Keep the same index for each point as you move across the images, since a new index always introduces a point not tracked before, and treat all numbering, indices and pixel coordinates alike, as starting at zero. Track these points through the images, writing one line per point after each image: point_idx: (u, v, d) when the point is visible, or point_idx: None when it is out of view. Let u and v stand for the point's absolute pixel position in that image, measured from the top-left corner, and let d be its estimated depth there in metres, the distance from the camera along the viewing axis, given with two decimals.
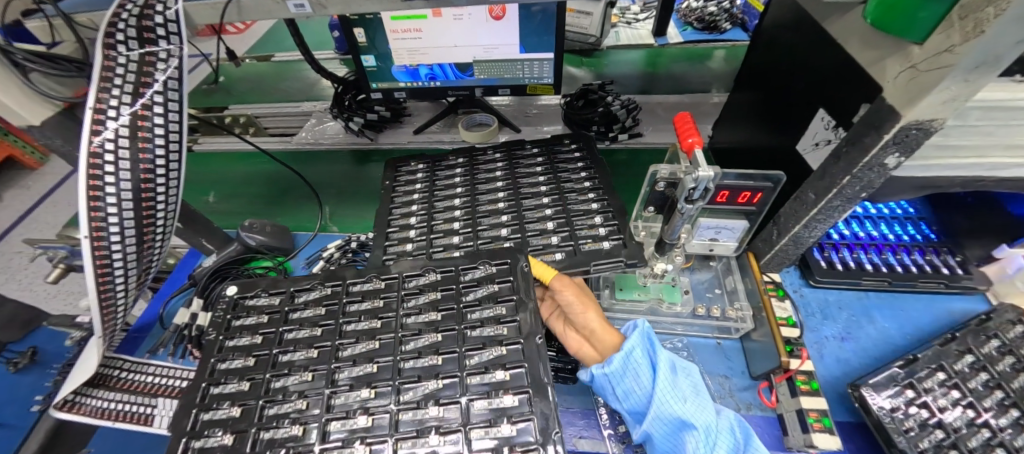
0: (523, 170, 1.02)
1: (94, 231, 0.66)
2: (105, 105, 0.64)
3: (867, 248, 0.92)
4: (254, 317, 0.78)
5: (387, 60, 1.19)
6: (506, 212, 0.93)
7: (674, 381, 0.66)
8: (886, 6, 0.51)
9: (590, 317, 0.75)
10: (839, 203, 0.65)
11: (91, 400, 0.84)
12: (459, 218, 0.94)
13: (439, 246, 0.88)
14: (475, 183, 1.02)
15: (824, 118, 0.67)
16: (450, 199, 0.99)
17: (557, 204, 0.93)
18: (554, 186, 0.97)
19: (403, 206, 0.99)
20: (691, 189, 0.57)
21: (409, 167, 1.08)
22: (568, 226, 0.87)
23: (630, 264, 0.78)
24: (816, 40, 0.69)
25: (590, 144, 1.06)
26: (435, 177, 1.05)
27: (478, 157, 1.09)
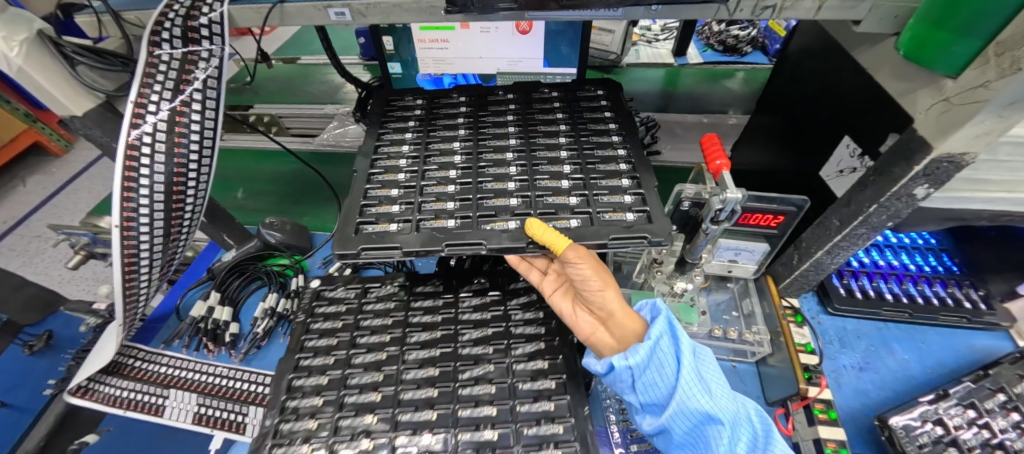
0: (540, 117, 0.89)
1: (125, 220, 0.68)
2: (146, 100, 0.66)
3: (886, 277, 0.91)
4: (331, 320, 0.81)
5: (413, 68, 1.22)
6: (516, 166, 0.80)
7: (702, 374, 0.59)
8: (921, 39, 0.51)
9: (608, 297, 0.66)
10: (864, 231, 0.64)
11: (105, 387, 0.85)
12: (459, 161, 0.82)
13: (430, 202, 0.73)
14: (479, 125, 0.89)
15: (849, 146, 0.68)
16: (447, 140, 0.85)
17: (577, 166, 0.79)
18: (575, 141, 0.83)
19: (391, 145, 0.84)
20: (717, 210, 0.57)
21: (404, 103, 0.94)
22: (587, 205, 0.72)
23: (654, 243, 0.65)
24: (841, 67, 0.70)
25: (617, 90, 0.94)
26: (432, 119, 0.90)
27: (487, 98, 0.94)
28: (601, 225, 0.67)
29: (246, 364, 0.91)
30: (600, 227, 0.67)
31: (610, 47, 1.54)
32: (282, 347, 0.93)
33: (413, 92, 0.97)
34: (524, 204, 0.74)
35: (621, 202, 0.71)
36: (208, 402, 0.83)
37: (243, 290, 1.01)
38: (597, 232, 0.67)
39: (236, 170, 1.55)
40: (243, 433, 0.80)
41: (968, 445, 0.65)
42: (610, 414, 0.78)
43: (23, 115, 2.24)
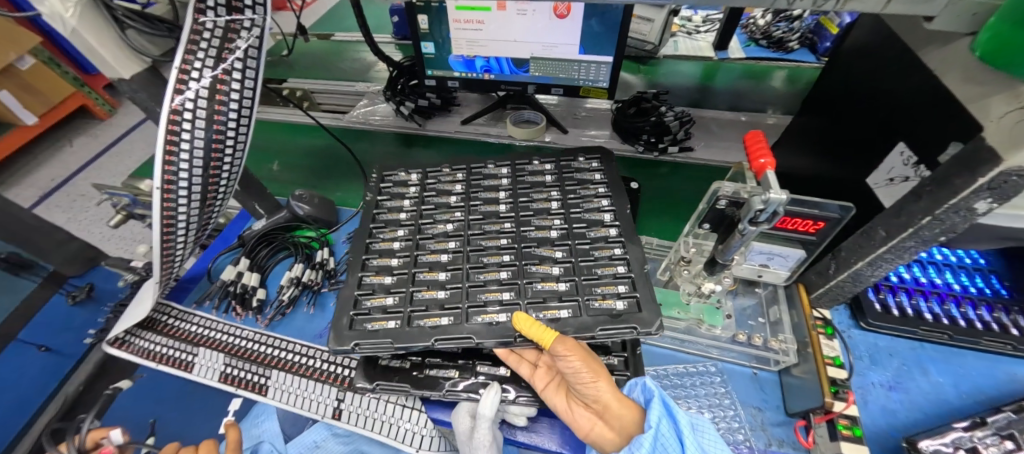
0: (529, 181, 0.95)
1: (165, 183, 0.71)
2: (189, 67, 0.67)
3: (927, 296, 0.86)
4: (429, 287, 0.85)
5: (446, 50, 1.21)
6: (506, 234, 0.86)
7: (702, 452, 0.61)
8: (1002, 40, 0.48)
9: (600, 388, 0.66)
10: (912, 244, 0.61)
11: (140, 340, 0.90)
12: (452, 233, 0.87)
13: (422, 284, 0.79)
14: (471, 195, 0.94)
15: (903, 152, 0.63)
16: (445, 212, 0.91)
17: (567, 246, 0.82)
18: (565, 207, 0.89)
19: (389, 214, 0.92)
20: (758, 211, 0.54)
21: (399, 179, 0.99)
22: (575, 293, 0.75)
23: (642, 332, 0.69)
24: (903, 69, 0.65)
25: (609, 159, 0.98)
26: (424, 197, 0.94)
27: (476, 168, 0.99)
28: (592, 314, 0.71)
29: (271, 329, 0.93)
30: (588, 318, 0.71)
31: (649, 37, 1.48)
32: (305, 317, 0.95)
33: (405, 165, 1.03)
34: (515, 282, 0.78)
35: (612, 291, 0.74)
36: (234, 363, 0.86)
37: (271, 259, 1.04)
38: (587, 321, 0.71)
39: (267, 142, 1.58)
40: (265, 394, 0.83)
41: None
42: None
43: (72, 79, 2.35)
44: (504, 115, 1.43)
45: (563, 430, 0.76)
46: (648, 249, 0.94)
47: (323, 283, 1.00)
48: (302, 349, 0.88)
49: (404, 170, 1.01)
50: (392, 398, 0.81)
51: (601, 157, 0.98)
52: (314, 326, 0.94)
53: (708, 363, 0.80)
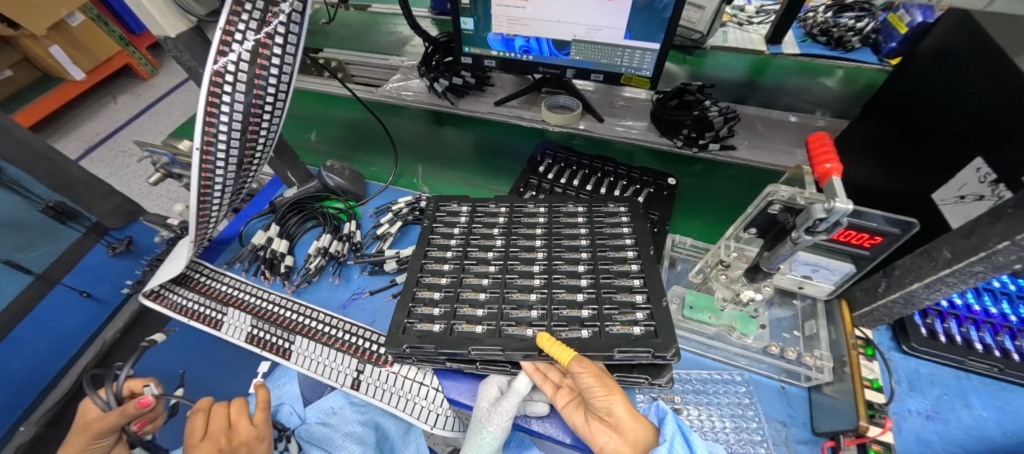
0: (564, 222, 0.91)
1: (205, 145, 0.71)
2: (233, 28, 0.66)
3: (980, 325, 0.80)
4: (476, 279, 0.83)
5: (485, 26, 1.17)
6: (540, 263, 0.84)
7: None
8: None
9: (614, 402, 0.64)
10: (979, 269, 0.56)
11: (174, 295, 0.94)
12: (493, 268, 0.85)
13: (465, 301, 0.79)
14: (512, 231, 0.91)
15: (980, 169, 0.58)
16: (487, 246, 0.89)
17: (590, 265, 0.83)
18: (592, 243, 0.87)
19: (442, 239, 0.91)
20: (817, 220, 0.50)
21: (452, 209, 0.97)
22: (598, 318, 0.74)
23: (658, 355, 0.68)
24: (993, 77, 0.60)
25: (637, 202, 0.94)
26: (472, 233, 0.92)
27: (517, 207, 0.96)
28: (612, 336, 0.70)
29: (296, 295, 0.94)
30: (608, 338, 0.70)
31: (697, 26, 1.34)
32: (330, 286, 0.96)
33: (460, 197, 1.00)
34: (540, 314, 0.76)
35: (630, 320, 0.73)
36: (260, 326, 0.88)
37: (300, 227, 1.05)
38: (603, 343, 0.70)
39: (304, 112, 1.62)
40: (288, 358, 0.85)
41: None
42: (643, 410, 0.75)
43: (118, 38, 2.41)
44: (539, 99, 1.39)
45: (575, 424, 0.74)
46: (681, 248, 0.91)
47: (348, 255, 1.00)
48: (326, 319, 0.89)
49: (457, 202, 0.99)
50: (410, 374, 0.81)
51: (626, 203, 0.94)
52: (337, 297, 0.94)
53: (734, 372, 0.77)
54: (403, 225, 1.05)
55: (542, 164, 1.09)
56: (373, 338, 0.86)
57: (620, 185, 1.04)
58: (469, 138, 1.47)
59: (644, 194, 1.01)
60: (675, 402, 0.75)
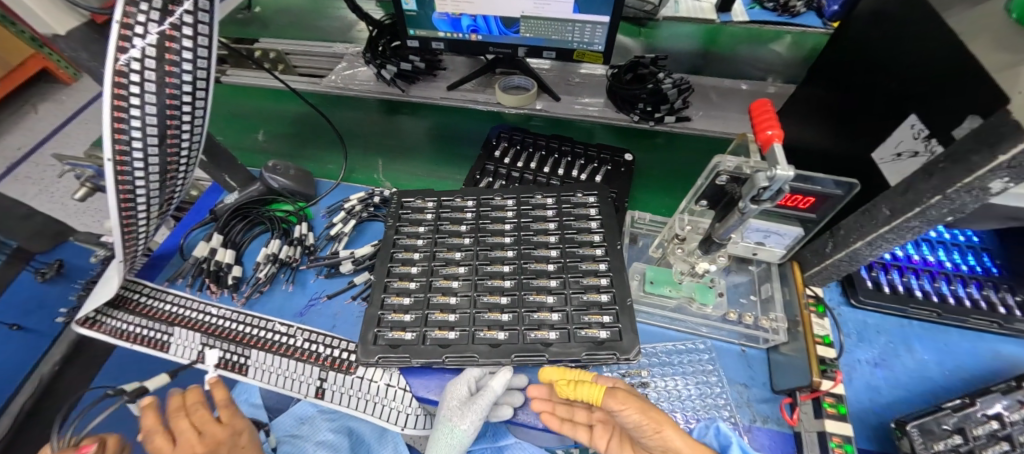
0: (532, 214, 0.89)
1: (117, 154, 0.64)
2: (132, 21, 0.59)
3: (918, 273, 0.85)
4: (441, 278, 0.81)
5: (429, 6, 1.11)
6: (510, 262, 0.82)
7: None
8: None
9: (667, 437, 0.57)
10: (916, 224, 0.58)
11: (113, 320, 0.86)
12: (464, 266, 0.82)
13: (436, 308, 0.77)
14: (481, 224, 0.88)
15: (915, 125, 0.60)
16: (457, 240, 0.86)
17: (560, 262, 0.81)
18: (562, 239, 0.84)
19: (409, 239, 0.87)
20: (762, 189, 0.50)
21: (416, 205, 0.93)
22: (566, 321, 0.74)
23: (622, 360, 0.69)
24: (924, 37, 0.60)
25: (605, 191, 0.91)
26: (439, 228, 0.89)
27: (484, 198, 0.93)
28: (581, 341, 0.71)
29: (248, 307, 0.89)
30: (576, 343, 0.71)
31: None
32: (284, 294, 0.90)
33: (424, 191, 0.96)
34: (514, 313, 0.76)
35: (597, 320, 0.73)
36: (212, 342, 0.82)
37: (246, 234, 0.99)
38: (573, 348, 0.71)
39: (247, 109, 1.50)
40: (245, 374, 0.80)
41: None
42: None
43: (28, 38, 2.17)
44: (494, 80, 1.34)
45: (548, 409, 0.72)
46: (641, 224, 0.91)
47: (302, 260, 0.95)
48: (281, 328, 0.83)
49: (422, 197, 0.94)
50: (374, 376, 0.77)
51: (595, 190, 0.92)
52: (293, 305, 0.89)
53: (697, 341, 0.79)
54: (358, 223, 1.00)
55: (497, 148, 1.07)
56: (333, 343, 0.81)
57: (578, 165, 1.03)
58: (425, 124, 1.40)
59: (602, 172, 1.01)
60: (643, 376, 0.76)
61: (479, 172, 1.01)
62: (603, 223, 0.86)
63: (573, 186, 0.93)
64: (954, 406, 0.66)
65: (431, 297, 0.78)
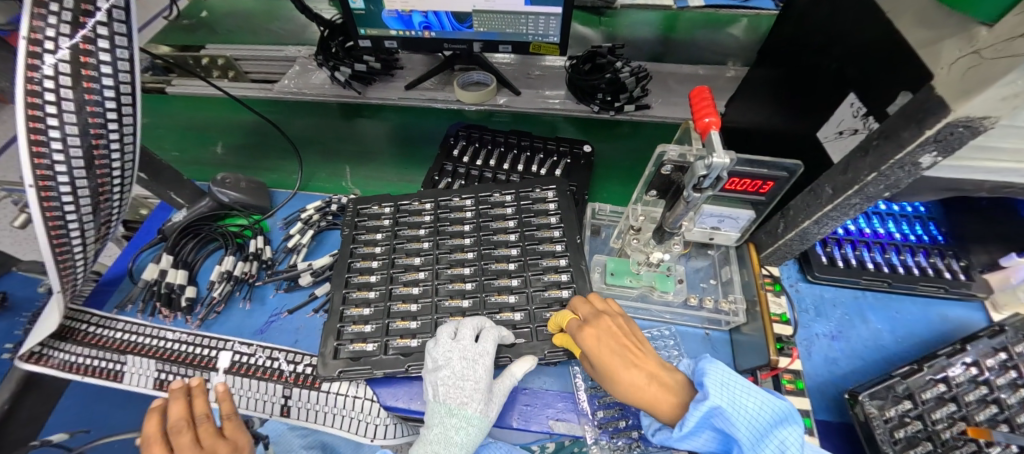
0: (491, 213, 0.89)
1: (40, 180, 0.60)
2: (41, 36, 0.55)
3: (870, 246, 0.88)
4: (402, 286, 0.81)
5: (378, 4, 1.06)
6: (471, 264, 0.82)
7: (751, 426, 0.57)
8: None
9: (650, 353, 0.68)
10: (857, 201, 0.60)
11: (60, 353, 0.79)
12: (423, 271, 0.82)
13: (397, 315, 0.77)
14: (440, 226, 0.88)
15: (854, 104, 0.61)
16: (415, 244, 0.86)
17: (521, 260, 0.82)
18: (522, 237, 0.85)
19: (366, 247, 0.86)
20: (702, 177, 0.52)
21: (373, 212, 0.92)
22: (531, 320, 0.75)
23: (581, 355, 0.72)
24: (857, 19, 0.62)
25: (564, 184, 0.92)
26: (397, 233, 0.88)
27: (442, 200, 0.92)
28: (543, 338, 0.74)
29: (205, 329, 0.85)
30: (540, 341, 0.73)
31: None
32: (242, 313, 0.87)
33: (381, 197, 0.94)
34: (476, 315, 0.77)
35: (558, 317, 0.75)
36: (168, 368, 0.78)
37: (200, 252, 0.95)
38: (538, 345, 0.73)
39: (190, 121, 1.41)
40: None
41: (934, 419, 0.67)
42: (579, 381, 0.74)
43: None
44: (453, 77, 1.31)
45: (521, 406, 0.72)
46: (602, 215, 0.91)
47: (259, 275, 0.92)
48: (241, 348, 0.79)
49: (378, 203, 0.93)
50: (341, 390, 0.73)
51: (554, 184, 0.92)
52: (253, 322, 0.86)
53: (663, 327, 0.79)
54: (318, 233, 0.97)
55: (456, 147, 1.06)
56: (295, 359, 0.77)
57: (538, 160, 1.03)
58: (385, 126, 1.35)
59: (561, 166, 1.02)
60: None
61: (438, 173, 1.00)
62: (563, 217, 0.86)
63: (532, 182, 0.92)
64: (903, 373, 0.69)
65: (391, 305, 0.78)
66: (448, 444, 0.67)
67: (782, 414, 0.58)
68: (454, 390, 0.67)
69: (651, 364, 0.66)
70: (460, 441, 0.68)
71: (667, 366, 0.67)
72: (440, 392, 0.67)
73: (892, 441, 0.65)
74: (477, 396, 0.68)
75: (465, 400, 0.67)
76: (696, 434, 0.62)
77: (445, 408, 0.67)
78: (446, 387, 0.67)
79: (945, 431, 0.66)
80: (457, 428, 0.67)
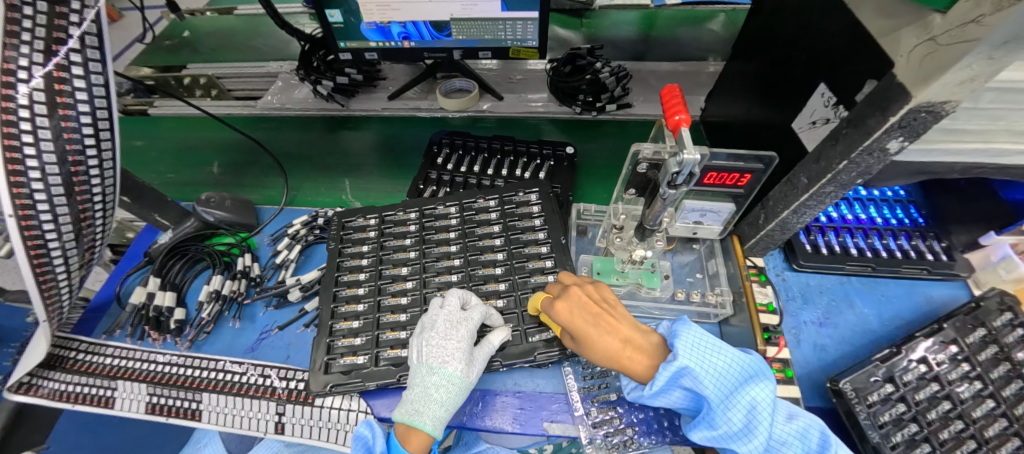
0: (476, 219, 0.89)
1: (19, 209, 0.59)
2: (13, 65, 0.55)
3: (853, 232, 0.89)
4: (391, 296, 0.81)
5: (356, 16, 1.06)
6: (458, 271, 0.83)
7: (719, 383, 0.62)
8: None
9: (626, 320, 0.69)
10: (832, 189, 0.61)
11: (50, 382, 0.78)
12: (411, 280, 0.83)
13: (387, 326, 0.78)
14: (425, 234, 0.89)
15: (824, 94, 0.62)
16: (402, 253, 0.86)
17: (508, 264, 0.83)
18: (507, 240, 0.86)
19: (352, 260, 0.87)
20: (675, 173, 0.57)
21: (358, 224, 0.92)
22: (519, 323, 0.77)
23: (572, 354, 0.73)
24: (822, 11, 0.63)
25: (548, 186, 0.93)
26: (383, 244, 0.88)
27: (427, 209, 0.92)
28: (532, 341, 0.75)
29: (195, 350, 0.85)
30: (529, 343, 0.74)
31: None
32: (232, 332, 0.87)
33: (366, 209, 0.94)
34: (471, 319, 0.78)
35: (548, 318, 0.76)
36: (159, 392, 0.77)
37: (188, 273, 0.95)
38: (527, 346, 0.74)
39: (167, 144, 1.37)
40: (200, 420, 0.75)
41: (919, 400, 0.68)
42: (572, 381, 0.74)
43: None
44: (435, 85, 1.32)
45: (515, 409, 0.71)
46: (587, 215, 0.91)
47: (247, 292, 0.92)
48: (233, 367, 0.78)
49: (364, 214, 0.93)
50: (335, 404, 0.73)
51: (537, 187, 0.93)
52: (243, 340, 0.86)
53: (653, 324, 0.79)
54: (306, 247, 0.97)
55: (439, 155, 1.07)
56: (286, 374, 0.77)
57: (521, 164, 1.04)
58: (370, 137, 1.35)
59: (545, 168, 1.03)
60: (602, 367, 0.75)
61: (422, 182, 1.01)
62: (549, 220, 0.87)
63: (516, 186, 0.93)
64: (882, 357, 0.70)
65: (381, 316, 0.79)
66: (428, 402, 0.66)
67: (750, 371, 0.62)
68: (438, 350, 0.68)
69: (625, 331, 0.68)
70: (439, 401, 0.66)
71: (638, 330, 0.69)
72: (425, 354, 0.69)
73: (876, 423, 0.66)
74: (458, 355, 0.69)
75: (445, 358, 0.67)
76: (667, 391, 0.64)
77: (427, 367, 0.68)
78: (431, 347, 0.69)
79: (931, 409, 0.67)
80: (437, 385, 0.67)
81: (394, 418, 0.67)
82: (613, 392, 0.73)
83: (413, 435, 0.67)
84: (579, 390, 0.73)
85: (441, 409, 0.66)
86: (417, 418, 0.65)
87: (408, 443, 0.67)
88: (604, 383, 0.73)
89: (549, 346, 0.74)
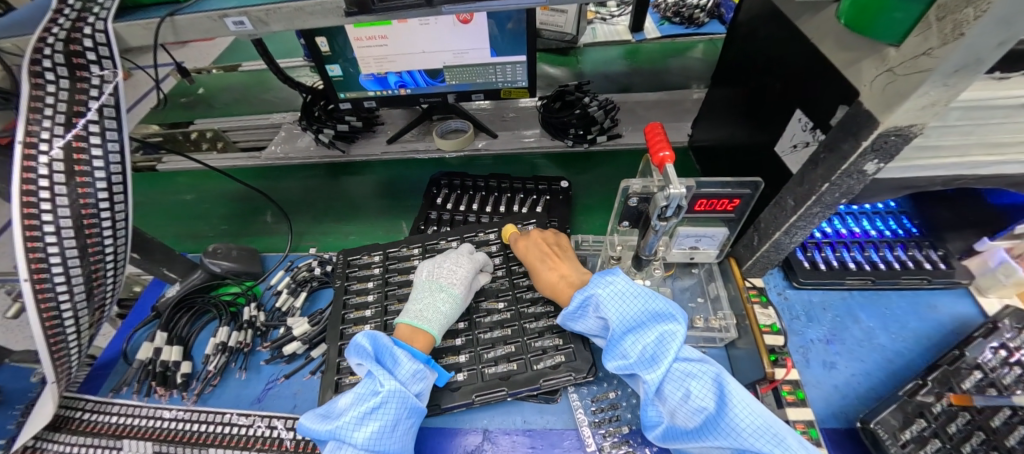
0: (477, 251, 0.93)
1: (34, 272, 0.61)
2: (36, 138, 0.60)
3: (848, 246, 0.91)
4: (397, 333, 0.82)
5: (354, 68, 1.11)
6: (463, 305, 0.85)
7: (626, 316, 0.67)
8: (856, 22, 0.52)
9: (569, 261, 0.81)
10: (819, 210, 0.63)
11: (54, 446, 0.77)
12: None
13: None
14: None
15: (801, 119, 0.65)
16: (408, 286, 0.89)
17: (510, 296, 0.85)
18: (508, 271, 0.89)
19: (358, 297, 0.88)
20: (664, 206, 0.60)
21: (363, 261, 0.94)
22: (524, 351, 0.77)
23: (580, 379, 0.73)
24: (788, 44, 0.68)
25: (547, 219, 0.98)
26: (390, 285, 0.89)
27: (430, 245, 0.95)
28: (537, 368, 0.74)
29: (200, 404, 0.84)
30: (533, 370, 0.74)
31: (565, 28, 1.49)
32: (238, 383, 0.87)
33: (370, 246, 0.97)
34: (471, 357, 0.77)
35: (551, 345, 0.77)
36: (164, 449, 0.75)
37: (194, 325, 0.95)
38: (532, 373, 0.74)
39: (205, 196, 1.37)
40: None
41: (936, 415, 0.67)
42: (582, 416, 0.73)
43: None
44: (432, 127, 1.37)
45: (526, 448, 0.71)
46: (585, 245, 0.93)
47: (254, 342, 0.92)
48: (239, 419, 0.77)
49: (369, 251, 0.96)
50: None
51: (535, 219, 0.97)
52: (250, 391, 0.85)
53: None
54: (311, 292, 0.99)
55: (439, 196, 1.10)
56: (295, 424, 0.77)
57: (518, 200, 1.07)
58: (372, 180, 1.36)
59: (542, 203, 1.06)
60: (611, 398, 0.74)
61: (423, 222, 1.04)
62: None
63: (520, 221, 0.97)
64: (907, 391, 0.69)
65: None
66: (434, 312, 0.75)
67: (659, 312, 0.67)
68: (447, 273, 0.80)
69: (564, 268, 0.79)
70: (444, 313, 0.76)
71: (579, 270, 0.80)
72: (434, 275, 0.80)
73: (898, 444, 0.65)
74: (463, 281, 0.80)
75: (454, 279, 0.79)
76: (582, 316, 0.73)
77: (435, 285, 0.78)
78: (443, 269, 0.80)
79: (949, 422, 0.66)
80: (443, 300, 0.76)
81: (403, 320, 0.75)
82: (626, 423, 0.72)
83: (417, 335, 0.73)
84: (590, 423, 0.72)
85: (445, 320, 0.76)
86: (424, 322, 0.74)
87: (413, 342, 0.73)
88: (615, 416, 0.72)
89: (555, 374, 0.74)
